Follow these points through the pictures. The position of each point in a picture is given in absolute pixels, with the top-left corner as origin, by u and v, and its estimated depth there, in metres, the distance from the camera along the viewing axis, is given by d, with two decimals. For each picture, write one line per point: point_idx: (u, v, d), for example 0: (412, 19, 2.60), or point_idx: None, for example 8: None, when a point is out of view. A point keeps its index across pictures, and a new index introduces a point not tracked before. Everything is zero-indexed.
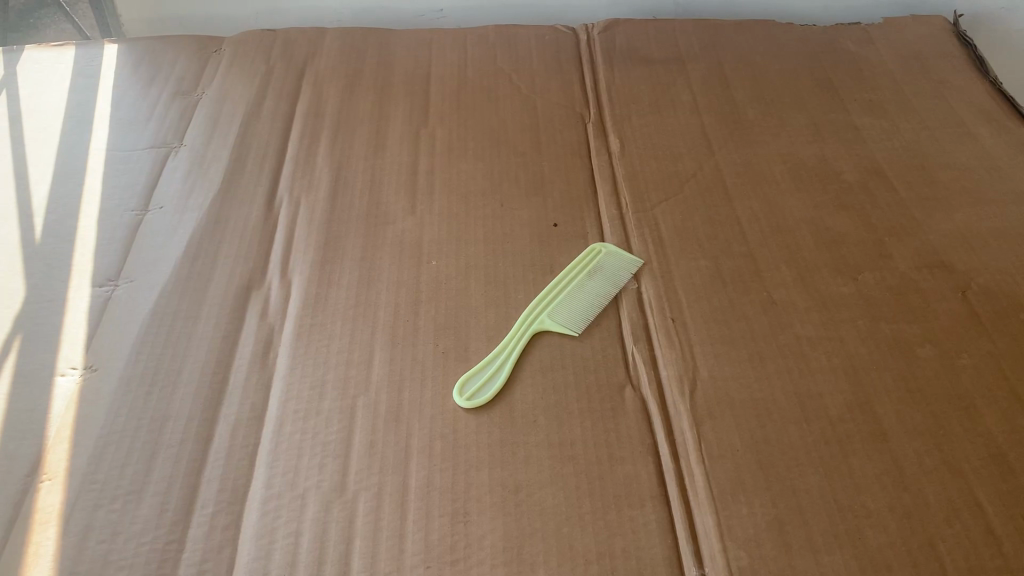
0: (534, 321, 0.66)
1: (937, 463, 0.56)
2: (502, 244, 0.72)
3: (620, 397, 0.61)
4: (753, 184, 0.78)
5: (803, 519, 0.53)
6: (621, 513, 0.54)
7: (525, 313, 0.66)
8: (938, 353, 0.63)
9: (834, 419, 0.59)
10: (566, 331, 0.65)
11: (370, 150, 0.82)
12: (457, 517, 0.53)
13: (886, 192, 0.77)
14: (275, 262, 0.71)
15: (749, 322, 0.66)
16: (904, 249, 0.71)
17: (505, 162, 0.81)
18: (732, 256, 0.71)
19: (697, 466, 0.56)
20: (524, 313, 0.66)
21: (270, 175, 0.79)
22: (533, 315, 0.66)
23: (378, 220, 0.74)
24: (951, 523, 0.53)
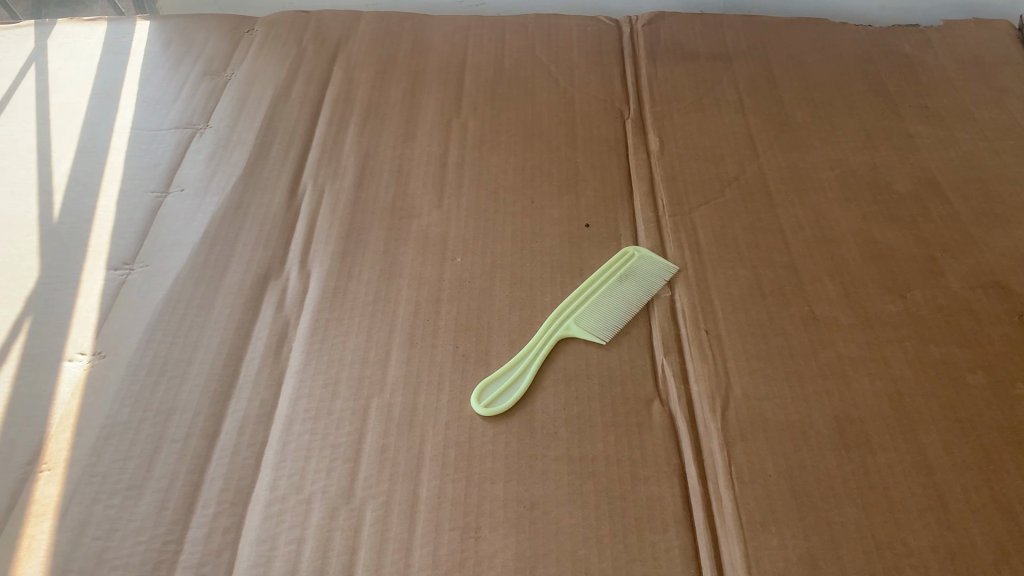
0: (560, 327, 0.63)
1: (986, 500, 0.52)
2: (530, 243, 0.69)
3: (647, 412, 0.58)
4: (799, 191, 0.74)
5: (838, 554, 0.50)
6: (642, 538, 0.51)
7: (550, 317, 0.63)
8: (991, 381, 0.59)
9: (875, 446, 0.55)
10: (592, 338, 0.62)
11: (399, 140, 0.79)
12: (467, 532, 0.51)
13: (939, 205, 0.73)
14: (295, 252, 0.69)
15: (788, 337, 0.62)
16: (957, 266, 0.67)
17: (537, 157, 0.78)
18: (773, 266, 0.67)
19: (726, 491, 0.53)
20: (549, 318, 0.63)
21: (295, 160, 0.77)
22: (559, 321, 0.63)
23: (403, 213, 0.72)
24: (998, 567, 0.49)
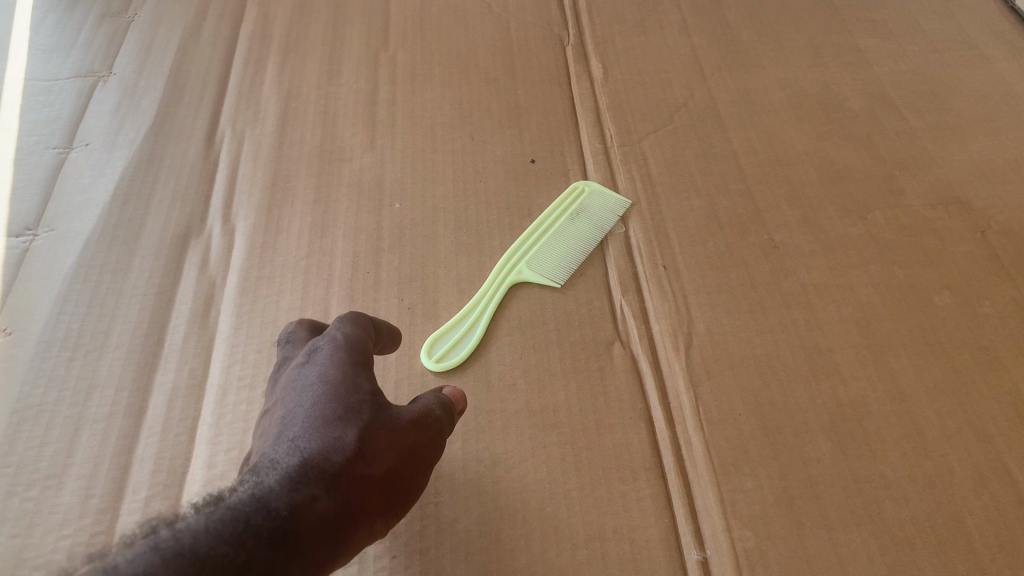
0: (512, 272, 0.59)
1: (961, 426, 0.50)
2: (473, 183, 0.65)
3: (608, 355, 0.55)
4: (750, 113, 0.71)
5: (815, 492, 0.48)
6: (612, 489, 0.48)
7: (500, 261, 0.59)
8: (958, 302, 0.57)
9: (846, 376, 0.53)
10: (547, 281, 0.58)
11: (323, 78, 0.73)
12: (426, 498, 0.47)
13: (893, 121, 0.70)
14: (217, 206, 0.63)
15: (749, 268, 0.59)
16: (916, 184, 0.65)
17: (474, 90, 0.73)
18: (729, 194, 0.64)
19: (696, 433, 0.50)
20: (500, 263, 0.59)
21: (211, 106, 0.71)
22: (510, 265, 0.59)
23: (332, 156, 0.66)
24: (978, 493, 0.47)
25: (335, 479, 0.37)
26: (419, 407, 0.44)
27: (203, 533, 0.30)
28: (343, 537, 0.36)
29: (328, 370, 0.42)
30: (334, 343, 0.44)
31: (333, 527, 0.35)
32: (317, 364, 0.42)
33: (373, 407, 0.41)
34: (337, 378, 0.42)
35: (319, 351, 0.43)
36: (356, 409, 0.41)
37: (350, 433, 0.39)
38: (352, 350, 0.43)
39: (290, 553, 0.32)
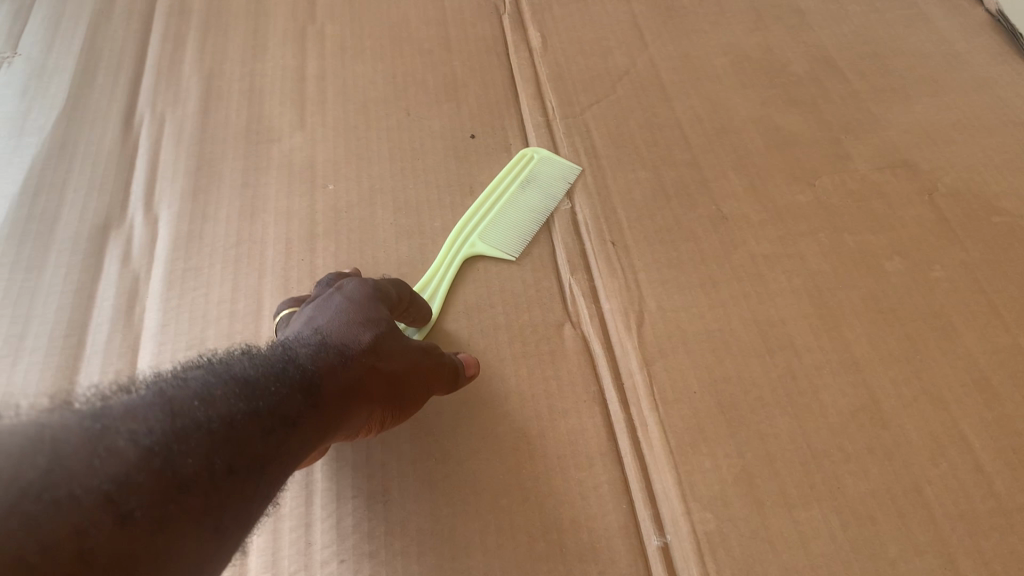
0: (466, 245, 0.57)
1: (917, 393, 0.50)
2: (411, 161, 0.62)
3: (558, 338, 0.53)
4: (694, 80, 0.69)
5: (774, 469, 0.46)
6: (567, 477, 0.46)
7: (452, 232, 0.58)
8: (909, 267, 0.56)
9: (801, 348, 0.52)
10: (502, 255, 0.57)
11: (248, 54, 0.69)
12: (374, 497, 0.45)
13: (837, 84, 0.69)
14: (138, 194, 0.59)
15: (698, 241, 0.58)
16: (862, 147, 0.64)
17: (408, 62, 0.69)
18: (675, 165, 0.63)
19: (651, 415, 0.49)
20: (452, 235, 0.58)
21: (127, 86, 0.66)
22: (461, 237, 0.58)
23: (260, 137, 0.63)
24: (937, 463, 0.47)
25: (349, 365, 0.40)
26: (431, 346, 0.47)
27: (243, 369, 0.33)
28: (351, 409, 0.39)
29: (359, 289, 0.46)
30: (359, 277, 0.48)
31: (346, 398, 0.38)
32: (350, 283, 0.47)
33: (390, 325, 0.45)
34: (359, 296, 0.45)
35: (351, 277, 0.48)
36: (378, 322, 0.44)
37: (371, 333, 0.43)
38: (372, 283, 0.47)
39: (309, 403, 0.35)
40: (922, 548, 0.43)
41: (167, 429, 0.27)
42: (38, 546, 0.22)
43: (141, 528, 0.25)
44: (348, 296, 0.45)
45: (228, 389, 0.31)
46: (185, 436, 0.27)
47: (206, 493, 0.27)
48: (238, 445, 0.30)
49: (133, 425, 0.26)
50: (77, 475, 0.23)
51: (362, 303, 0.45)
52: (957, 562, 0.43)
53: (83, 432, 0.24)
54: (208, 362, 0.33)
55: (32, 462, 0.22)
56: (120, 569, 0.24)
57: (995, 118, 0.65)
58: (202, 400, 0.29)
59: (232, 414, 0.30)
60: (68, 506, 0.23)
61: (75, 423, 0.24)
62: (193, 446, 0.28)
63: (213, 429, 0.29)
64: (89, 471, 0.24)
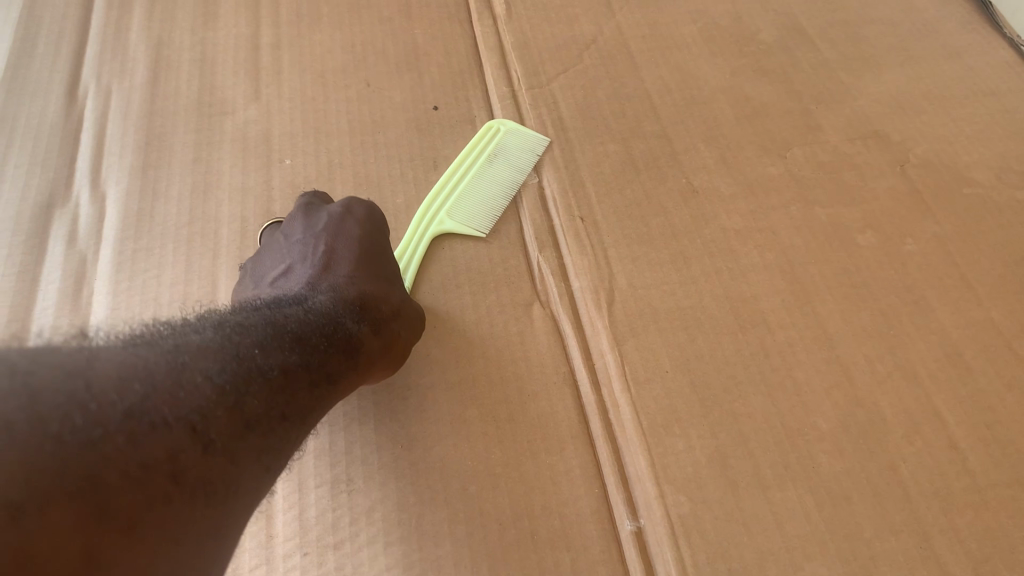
0: (433, 224, 0.55)
1: (891, 369, 0.49)
2: (371, 134, 0.60)
3: (527, 318, 0.52)
4: (662, 49, 0.67)
5: (748, 450, 0.45)
6: (538, 462, 0.45)
7: (417, 212, 0.56)
8: (881, 241, 0.55)
9: (773, 325, 0.51)
10: (471, 232, 0.55)
11: (199, 21, 0.66)
12: (337, 487, 0.44)
13: (808, 53, 0.68)
14: (83, 170, 0.56)
15: (669, 216, 0.56)
16: (833, 118, 0.63)
17: (367, 31, 0.67)
18: (644, 137, 0.61)
19: (622, 395, 0.48)
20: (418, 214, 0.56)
21: (69, 55, 0.63)
22: (428, 215, 0.56)
23: (212, 110, 0.60)
24: (911, 440, 0.46)
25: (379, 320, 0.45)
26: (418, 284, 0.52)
27: (294, 325, 0.39)
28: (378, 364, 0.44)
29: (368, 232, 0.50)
30: (365, 213, 0.51)
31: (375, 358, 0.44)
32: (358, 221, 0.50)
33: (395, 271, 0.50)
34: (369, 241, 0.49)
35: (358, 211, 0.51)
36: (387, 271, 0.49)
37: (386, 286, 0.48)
38: (379, 219, 0.51)
39: (349, 356, 0.42)
40: (897, 528, 0.43)
41: (238, 370, 0.33)
42: (139, 461, 0.27)
43: (216, 454, 0.31)
44: (361, 233, 0.49)
45: (285, 345, 0.37)
46: (250, 380, 0.34)
47: (262, 430, 0.34)
48: (290, 394, 0.36)
49: (206, 365, 0.32)
50: (166, 403, 0.29)
51: (375, 242, 0.50)
52: (932, 541, 0.42)
53: (172, 369, 0.30)
54: (262, 313, 0.39)
55: (132, 388, 0.28)
56: (200, 484, 0.29)
57: (966, 88, 0.65)
58: (260, 350, 0.36)
59: (287, 367, 0.37)
60: (160, 427, 0.28)
61: (165, 361, 0.30)
62: (254, 388, 0.34)
63: (271, 379, 0.35)
64: (175, 401, 0.29)
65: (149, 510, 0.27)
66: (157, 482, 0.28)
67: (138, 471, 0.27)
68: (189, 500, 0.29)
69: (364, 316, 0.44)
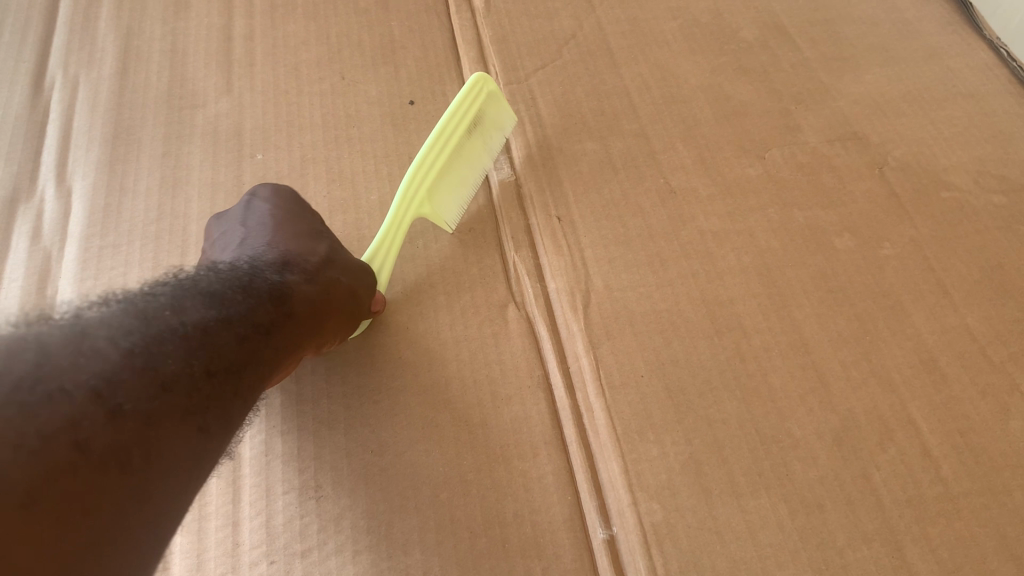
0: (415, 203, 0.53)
1: (866, 375, 0.49)
2: (345, 129, 0.59)
3: (502, 320, 0.51)
4: (642, 46, 0.67)
5: (722, 456, 0.45)
6: (511, 468, 0.45)
7: (407, 189, 0.53)
8: (858, 244, 0.55)
9: (750, 329, 0.50)
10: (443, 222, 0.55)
11: (170, 9, 0.65)
12: (306, 493, 0.43)
13: (788, 52, 0.67)
14: (49, 164, 0.55)
15: (646, 217, 0.56)
16: (813, 118, 0.62)
17: (343, 22, 0.66)
18: (623, 136, 0.60)
19: (597, 400, 0.47)
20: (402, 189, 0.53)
21: (36, 44, 0.61)
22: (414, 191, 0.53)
23: (183, 102, 0.59)
24: (885, 447, 0.46)
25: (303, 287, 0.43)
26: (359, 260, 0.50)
27: (207, 284, 0.37)
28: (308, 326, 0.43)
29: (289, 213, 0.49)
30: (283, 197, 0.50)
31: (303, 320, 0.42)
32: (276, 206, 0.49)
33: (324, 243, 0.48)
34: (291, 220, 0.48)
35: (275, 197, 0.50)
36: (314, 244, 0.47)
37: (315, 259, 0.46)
38: (287, 191, 0.51)
39: (280, 307, 0.41)
40: (869, 537, 0.43)
41: (145, 328, 0.31)
42: (36, 432, 0.25)
43: (131, 418, 0.29)
44: (275, 215, 0.48)
45: (199, 296, 0.36)
46: (164, 337, 0.32)
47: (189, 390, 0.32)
48: (217, 345, 0.35)
49: (109, 333, 0.30)
50: (60, 371, 0.27)
51: (288, 211, 0.49)
52: (905, 550, 0.42)
53: (65, 337, 0.28)
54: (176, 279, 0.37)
55: (20, 359, 0.26)
56: (114, 455, 0.27)
57: (945, 89, 0.64)
58: (173, 310, 0.33)
59: (204, 324, 0.35)
60: (59, 397, 0.26)
61: (51, 329, 0.28)
62: (168, 346, 0.32)
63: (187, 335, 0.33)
64: (74, 367, 0.28)
65: (52, 484, 0.25)
66: (59, 454, 0.25)
67: (36, 442, 0.25)
68: (102, 469, 0.27)
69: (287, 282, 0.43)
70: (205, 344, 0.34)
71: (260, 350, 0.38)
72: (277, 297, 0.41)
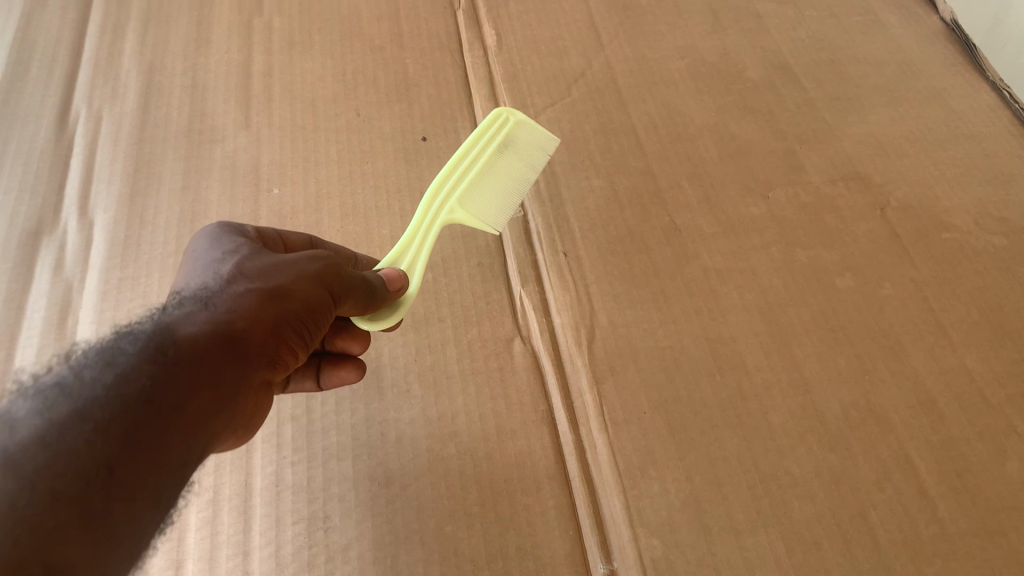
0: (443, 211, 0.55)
1: (864, 415, 0.50)
2: (359, 164, 0.60)
3: (508, 354, 0.52)
4: (650, 84, 0.68)
5: (722, 494, 0.46)
6: (514, 502, 0.46)
7: (429, 201, 0.55)
8: (859, 284, 0.56)
9: (751, 367, 0.51)
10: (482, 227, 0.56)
11: (191, 46, 0.67)
12: (314, 523, 0.44)
13: (793, 92, 0.68)
14: (72, 197, 0.57)
15: (651, 254, 0.57)
16: (817, 158, 0.63)
17: (358, 59, 0.67)
18: (629, 173, 0.62)
19: (599, 435, 0.48)
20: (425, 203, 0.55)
21: (62, 80, 0.64)
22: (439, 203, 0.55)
23: (202, 137, 0.61)
24: (882, 487, 0.47)
25: (234, 308, 0.36)
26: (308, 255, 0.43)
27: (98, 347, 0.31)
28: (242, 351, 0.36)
29: (218, 240, 0.42)
30: (210, 230, 0.44)
31: (235, 347, 0.35)
32: (205, 238, 0.43)
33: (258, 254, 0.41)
34: (221, 246, 0.42)
35: (203, 233, 0.44)
36: (247, 258, 0.41)
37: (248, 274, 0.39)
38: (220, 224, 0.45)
39: (205, 329, 0.34)
40: None
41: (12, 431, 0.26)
42: None
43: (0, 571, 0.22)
44: (205, 246, 0.42)
45: (78, 368, 0.29)
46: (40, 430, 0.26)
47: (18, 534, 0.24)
48: (129, 399, 0.29)
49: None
50: None
51: (210, 243, 0.42)
52: None
53: None
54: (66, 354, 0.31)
55: None
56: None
57: (947, 130, 0.66)
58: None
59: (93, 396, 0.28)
60: None
61: None
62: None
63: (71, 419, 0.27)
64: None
65: None
66: None
67: None
68: None
69: (212, 307, 0.36)
70: (93, 427, 0.27)
71: (187, 382, 0.32)
72: (197, 322, 0.34)
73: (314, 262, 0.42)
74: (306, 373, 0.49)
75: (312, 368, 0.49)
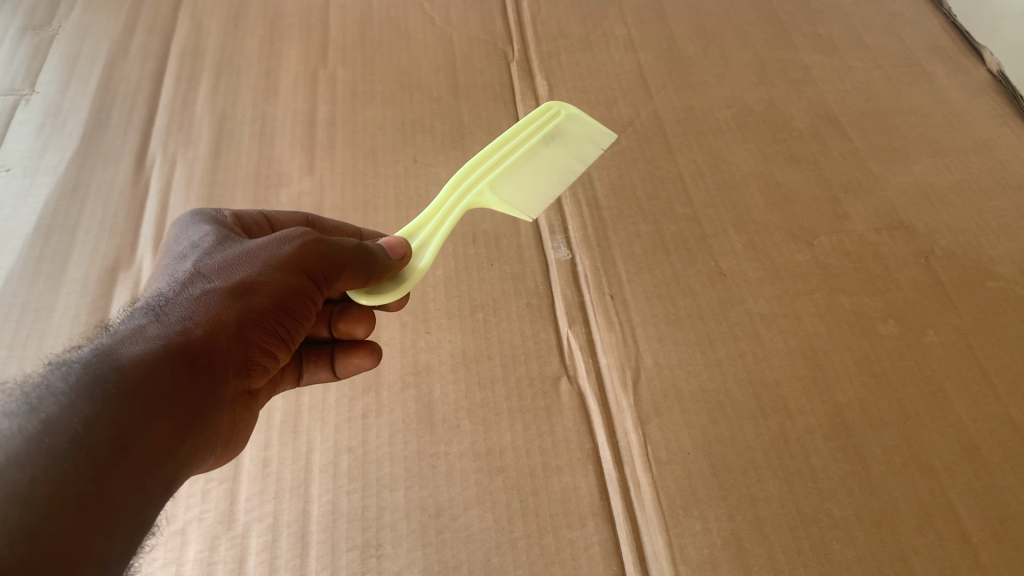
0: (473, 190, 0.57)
1: (906, 460, 0.50)
2: (416, 208, 0.63)
3: (555, 393, 0.54)
4: (697, 133, 0.70)
5: (763, 533, 0.47)
6: (559, 536, 0.47)
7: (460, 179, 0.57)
8: (902, 330, 0.57)
9: (793, 411, 0.52)
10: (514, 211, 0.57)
11: (259, 96, 0.71)
12: (367, 551, 0.46)
13: (839, 141, 0.70)
14: (148, 237, 0.60)
15: (696, 298, 0.59)
16: (861, 207, 0.65)
17: (416, 109, 0.71)
18: (676, 219, 0.64)
19: (644, 473, 0.50)
20: (456, 181, 0.57)
21: (140, 128, 0.68)
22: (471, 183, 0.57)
23: (268, 181, 0.64)
24: (924, 531, 0.47)
25: (193, 315, 0.37)
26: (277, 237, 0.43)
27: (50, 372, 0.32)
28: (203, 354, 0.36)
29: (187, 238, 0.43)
30: (183, 229, 0.44)
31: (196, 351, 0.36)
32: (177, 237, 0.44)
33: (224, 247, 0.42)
34: (188, 246, 0.42)
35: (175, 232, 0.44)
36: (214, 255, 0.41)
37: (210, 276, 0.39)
38: (191, 219, 0.45)
39: (159, 340, 0.35)
40: None
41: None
42: None
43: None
44: (175, 249, 0.43)
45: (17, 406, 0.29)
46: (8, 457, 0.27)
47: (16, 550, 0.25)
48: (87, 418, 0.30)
49: None
50: None
51: (176, 246, 0.43)
52: None
53: None
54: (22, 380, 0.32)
55: None
56: None
57: (993, 180, 0.66)
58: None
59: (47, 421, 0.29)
60: None
61: None
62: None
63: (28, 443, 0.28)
64: None
65: None
66: None
67: None
68: None
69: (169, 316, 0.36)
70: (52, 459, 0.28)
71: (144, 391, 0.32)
72: (146, 337, 0.34)
73: (284, 246, 0.42)
74: (322, 364, 0.53)
75: (328, 358, 0.52)
